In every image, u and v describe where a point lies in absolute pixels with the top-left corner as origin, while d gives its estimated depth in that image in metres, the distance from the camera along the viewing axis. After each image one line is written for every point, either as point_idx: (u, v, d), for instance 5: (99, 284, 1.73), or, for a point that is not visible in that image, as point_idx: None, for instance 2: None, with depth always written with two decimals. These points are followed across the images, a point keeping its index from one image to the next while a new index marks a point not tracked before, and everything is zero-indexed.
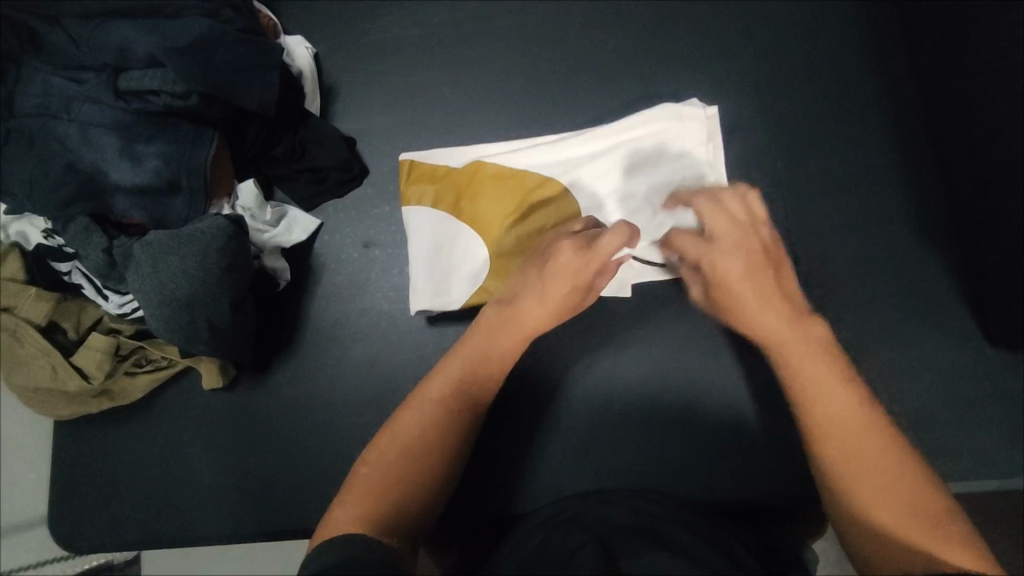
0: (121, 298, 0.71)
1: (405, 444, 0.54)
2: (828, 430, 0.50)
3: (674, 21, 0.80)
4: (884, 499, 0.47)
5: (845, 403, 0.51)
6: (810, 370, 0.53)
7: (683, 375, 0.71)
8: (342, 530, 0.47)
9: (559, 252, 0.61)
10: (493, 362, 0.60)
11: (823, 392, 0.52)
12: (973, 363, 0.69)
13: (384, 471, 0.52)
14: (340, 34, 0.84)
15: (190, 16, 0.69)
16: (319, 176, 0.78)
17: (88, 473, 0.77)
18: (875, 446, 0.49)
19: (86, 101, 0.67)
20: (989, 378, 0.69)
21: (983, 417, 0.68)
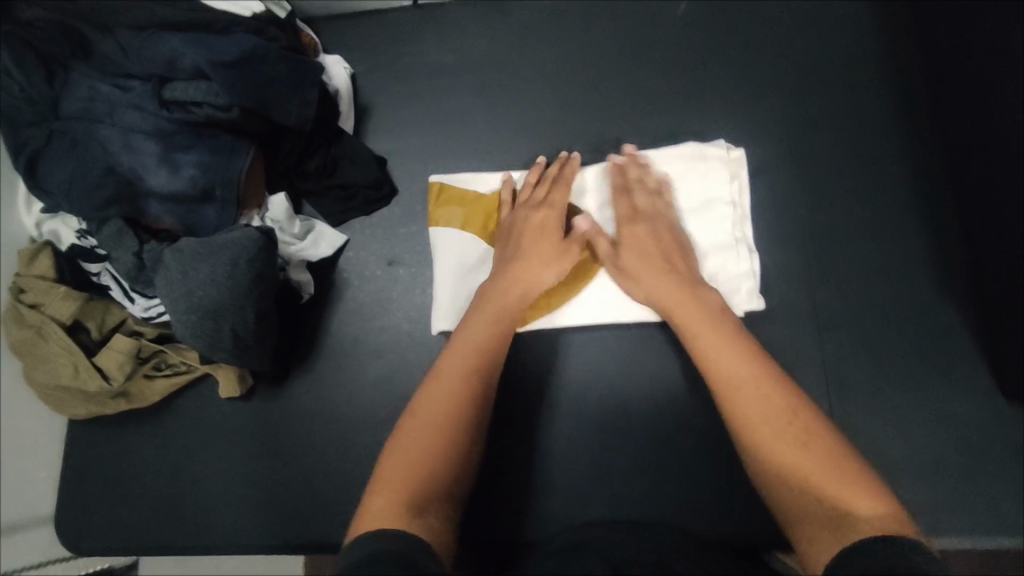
0: (147, 302, 0.72)
1: (424, 419, 0.57)
2: (754, 425, 0.56)
3: (704, 63, 0.82)
4: (812, 480, 0.52)
5: (763, 407, 0.56)
6: (726, 366, 0.60)
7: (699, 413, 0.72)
8: (383, 520, 0.48)
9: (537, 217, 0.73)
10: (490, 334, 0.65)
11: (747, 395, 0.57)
12: (994, 418, 0.69)
13: (408, 454, 0.55)
14: (378, 55, 0.86)
15: (237, 33, 0.71)
16: (349, 193, 0.79)
17: (100, 473, 0.77)
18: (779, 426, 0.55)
19: (130, 108, 0.68)
20: (1004, 433, 0.69)
21: (996, 472, 0.68)
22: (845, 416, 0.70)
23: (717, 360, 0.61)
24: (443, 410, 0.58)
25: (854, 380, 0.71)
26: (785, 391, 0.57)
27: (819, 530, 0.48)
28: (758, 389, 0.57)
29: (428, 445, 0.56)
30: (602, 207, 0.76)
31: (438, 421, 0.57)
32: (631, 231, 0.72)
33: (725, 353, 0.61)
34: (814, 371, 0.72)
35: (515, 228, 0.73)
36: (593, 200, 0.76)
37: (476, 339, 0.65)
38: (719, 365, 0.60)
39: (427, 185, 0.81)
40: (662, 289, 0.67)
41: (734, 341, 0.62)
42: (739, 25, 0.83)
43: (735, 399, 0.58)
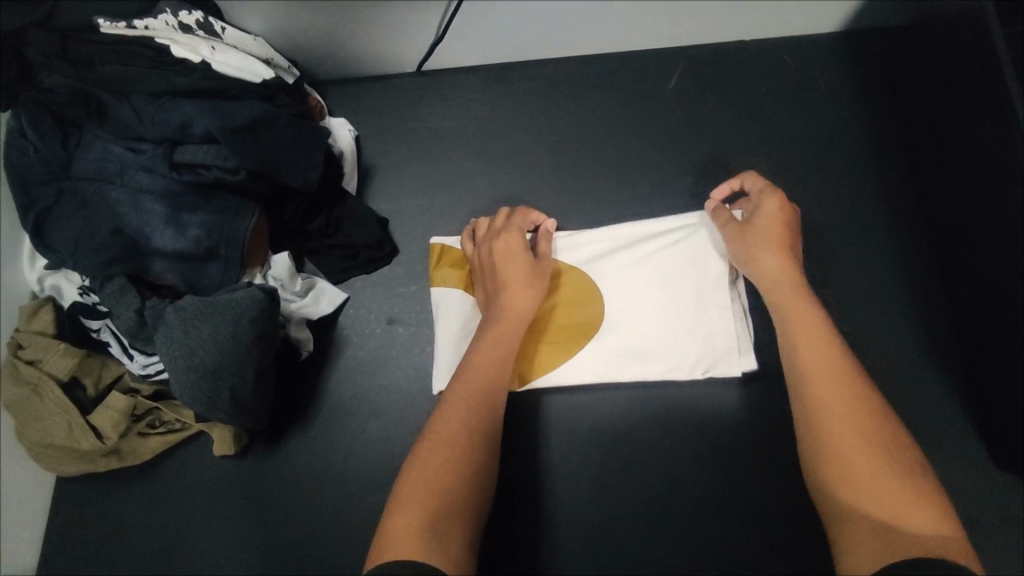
0: (146, 358, 0.72)
1: (439, 450, 0.58)
2: (826, 412, 0.57)
3: (696, 132, 0.86)
4: (869, 483, 0.52)
5: (841, 411, 0.56)
6: (810, 362, 0.60)
7: (693, 472, 0.73)
8: (404, 549, 0.50)
9: (509, 241, 0.74)
10: (496, 355, 0.67)
11: (826, 395, 0.58)
12: (983, 483, 0.72)
13: (428, 479, 0.56)
14: (382, 119, 0.89)
15: (247, 100, 0.73)
16: (351, 253, 0.81)
17: (88, 532, 0.76)
18: (847, 432, 0.55)
19: (140, 170, 0.70)
20: (990, 496, 0.72)
21: (981, 534, 0.71)
22: None
23: (799, 354, 0.61)
24: (453, 439, 0.59)
25: None
26: (859, 392, 0.57)
27: (866, 534, 0.51)
28: (837, 381, 0.58)
29: (450, 477, 0.57)
30: (599, 271, 0.80)
31: (455, 454, 0.58)
32: (765, 207, 0.71)
33: (807, 347, 0.61)
34: None
35: (498, 259, 0.73)
36: (589, 253, 0.80)
37: (483, 365, 0.65)
38: (799, 352, 0.61)
39: (427, 246, 0.83)
40: (772, 265, 0.67)
41: (819, 338, 0.61)
42: (728, 97, 0.88)
43: (809, 385, 0.59)
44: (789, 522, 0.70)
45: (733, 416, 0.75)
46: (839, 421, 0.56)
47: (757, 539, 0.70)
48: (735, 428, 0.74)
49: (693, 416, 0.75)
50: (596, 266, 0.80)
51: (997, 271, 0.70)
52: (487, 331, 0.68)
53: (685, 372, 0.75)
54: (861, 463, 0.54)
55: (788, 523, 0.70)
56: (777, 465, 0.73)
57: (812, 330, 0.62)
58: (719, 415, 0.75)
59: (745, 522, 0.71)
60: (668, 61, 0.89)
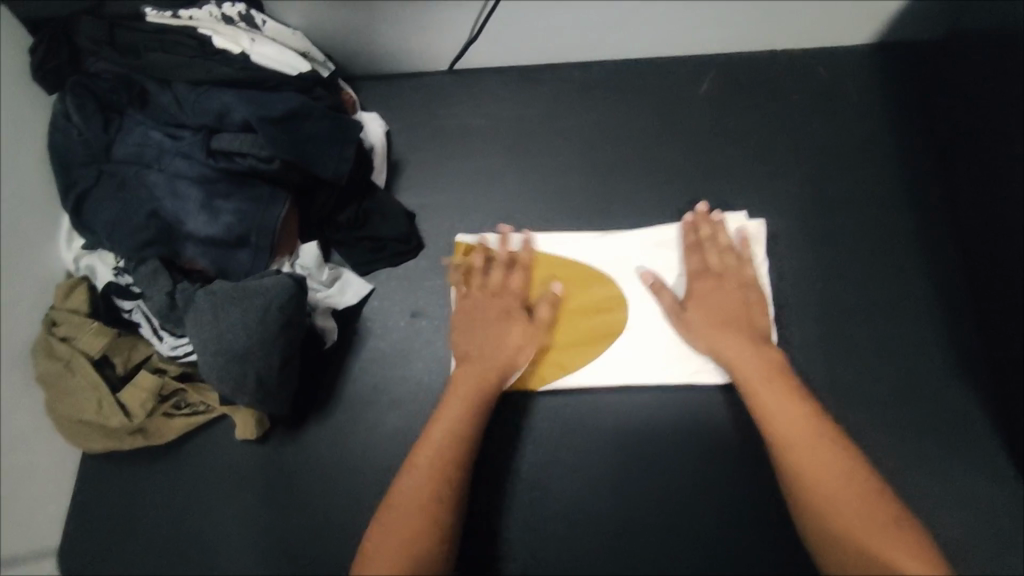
0: (176, 341, 0.73)
1: (414, 493, 0.65)
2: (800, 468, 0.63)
3: (724, 139, 0.87)
4: (851, 522, 0.59)
5: (825, 459, 0.63)
6: (784, 414, 0.66)
7: (710, 475, 0.75)
8: None
9: (495, 283, 0.78)
10: (458, 419, 0.70)
11: (804, 443, 0.64)
12: (1001, 499, 0.73)
13: (399, 521, 0.63)
14: (413, 115, 0.91)
15: (285, 91, 0.75)
16: (378, 245, 0.82)
17: (110, 509, 0.77)
18: (833, 476, 0.62)
19: (178, 156, 0.71)
20: (1008, 512, 0.72)
21: (997, 548, 0.72)
22: None
23: (774, 405, 0.67)
24: (423, 513, 0.64)
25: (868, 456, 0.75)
26: (833, 440, 0.65)
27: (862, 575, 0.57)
28: (806, 428, 0.65)
29: (422, 519, 0.64)
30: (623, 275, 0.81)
31: (426, 496, 0.65)
32: (702, 285, 0.76)
33: (772, 410, 0.67)
34: None
35: (484, 302, 0.77)
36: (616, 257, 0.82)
37: (455, 409, 0.71)
38: (773, 416, 0.67)
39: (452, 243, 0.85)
40: (726, 341, 0.72)
41: (786, 388, 0.68)
42: (759, 105, 0.88)
43: (785, 437, 0.65)
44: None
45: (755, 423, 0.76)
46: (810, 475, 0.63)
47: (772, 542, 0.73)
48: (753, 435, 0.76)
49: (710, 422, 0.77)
50: (621, 268, 0.81)
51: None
52: (451, 395, 0.72)
53: (708, 376, 0.77)
54: (845, 503, 0.61)
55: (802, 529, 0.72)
56: None
57: (774, 394, 0.68)
58: (735, 421, 0.76)
59: (758, 526, 0.73)
60: (699, 67, 0.89)
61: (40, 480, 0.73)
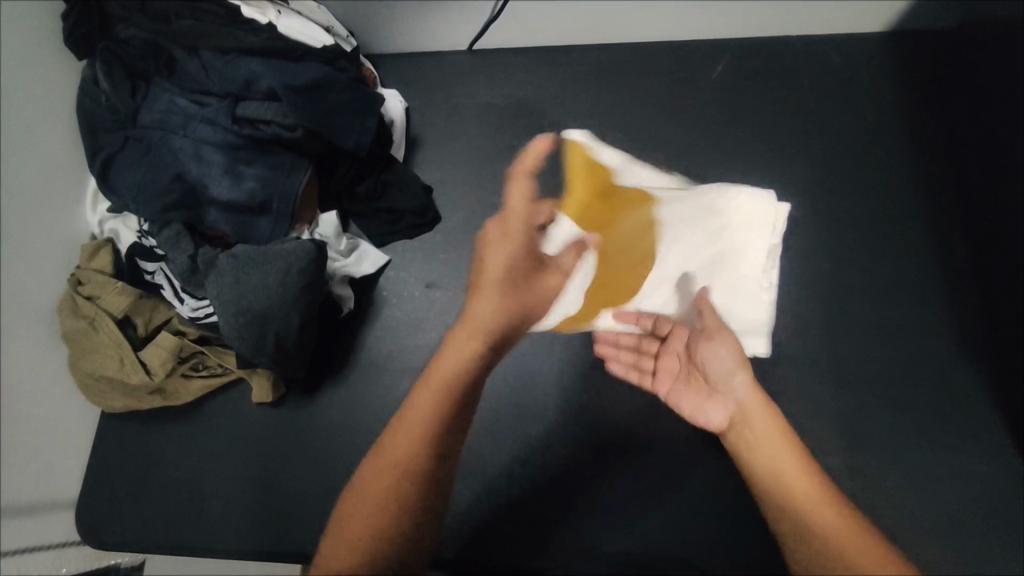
0: (196, 302, 0.75)
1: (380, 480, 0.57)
2: (771, 477, 0.61)
3: (737, 122, 0.88)
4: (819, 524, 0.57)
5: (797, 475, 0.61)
6: (761, 432, 0.64)
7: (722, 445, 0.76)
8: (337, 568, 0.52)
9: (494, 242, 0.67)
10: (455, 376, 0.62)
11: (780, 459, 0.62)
12: (1007, 477, 0.74)
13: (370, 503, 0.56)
14: (431, 92, 0.92)
15: (310, 62, 0.76)
16: (395, 217, 0.84)
17: (128, 467, 0.79)
18: (810, 492, 0.59)
19: (204, 122, 0.72)
20: (1013, 490, 0.73)
21: (1002, 525, 0.72)
22: (858, 464, 0.75)
23: (754, 424, 0.65)
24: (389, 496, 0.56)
25: (871, 433, 0.76)
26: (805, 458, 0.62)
27: None
28: (787, 445, 0.63)
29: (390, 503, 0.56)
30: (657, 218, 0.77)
31: (398, 480, 0.57)
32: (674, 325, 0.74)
33: (756, 441, 0.64)
34: (837, 417, 0.77)
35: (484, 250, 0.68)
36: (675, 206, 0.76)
37: (444, 373, 0.62)
38: (752, 437, 0.64)
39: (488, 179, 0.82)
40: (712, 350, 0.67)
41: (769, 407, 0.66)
42: (772, 90, 0.89)
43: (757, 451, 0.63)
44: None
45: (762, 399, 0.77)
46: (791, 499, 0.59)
47: None
48: None
49: None
50: (668, 216, 0.76)
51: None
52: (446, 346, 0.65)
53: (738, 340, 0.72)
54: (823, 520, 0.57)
55: None
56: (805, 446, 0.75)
57: (763, 421, 0.65)
58: None
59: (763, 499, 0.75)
60: (714, 50, 0.91)
61: (60, 435, 0.74)
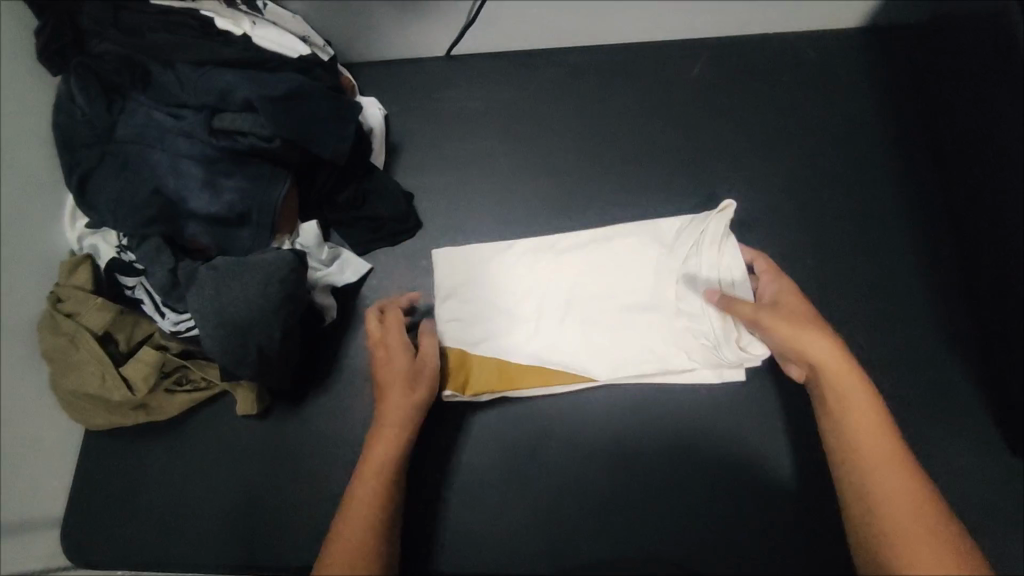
0: (178, 316, 0.74)
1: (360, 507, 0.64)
2: (869, 464, 0.63)
3: (716, 120, 0.88)
4: (910, 528, 0.60)
5: (890, 467, 0.63)
6: (860, 414, 0.65)
7: (698, 437, 0.79)
8: None
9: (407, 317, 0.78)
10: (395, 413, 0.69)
11: (871, 442, 0.64)
12: (984, 463, 0.75)
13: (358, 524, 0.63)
14: (411, 99, 0.92)
15: (286, 72, 0.76)
16: (376, 224, 0.84)
17: (113, 483, 0.79)
18: (898, 485, 0.62)
19: (180, 135, 0.71)
20: (989, 476, 0.75)
21: (979, 511, 0.74)
22: None
23: (848, 400, 0.65)
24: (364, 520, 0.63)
25: None
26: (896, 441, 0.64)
27: None
28: (881, 428, 0.64)
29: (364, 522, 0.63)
30: (680, 266, 0.82)
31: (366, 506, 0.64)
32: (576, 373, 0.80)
33: (856, 412, 0.65)
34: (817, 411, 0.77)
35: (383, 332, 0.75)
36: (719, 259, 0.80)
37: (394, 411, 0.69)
38: (857, 417, 0.65)
39: (450, 257, 0.84)
40: (806, 340, 0.67)
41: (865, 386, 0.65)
42: (750, 88, 0.89)
43: (854, 426, 0.65)
44: (780, 495, 0.77)
45: (733, 395, 0.80)
46: (872, 457, 0.63)
47: (755, 502, 0.77)
48: (737, 404, 0.80)
49: (691, 394, 0.80)
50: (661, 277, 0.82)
51: (1022, 271, 0.72)
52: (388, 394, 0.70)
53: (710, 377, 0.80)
54: (908, 517, 0.60)
55: (774, 494, 0.77)
56: (772, 438, 0.79)
57: (858, 394, 0.65)
58: (715, 395, 0.80)
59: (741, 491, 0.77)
60: (691, 50, 0.91)
61: (42, 453, 0.74)
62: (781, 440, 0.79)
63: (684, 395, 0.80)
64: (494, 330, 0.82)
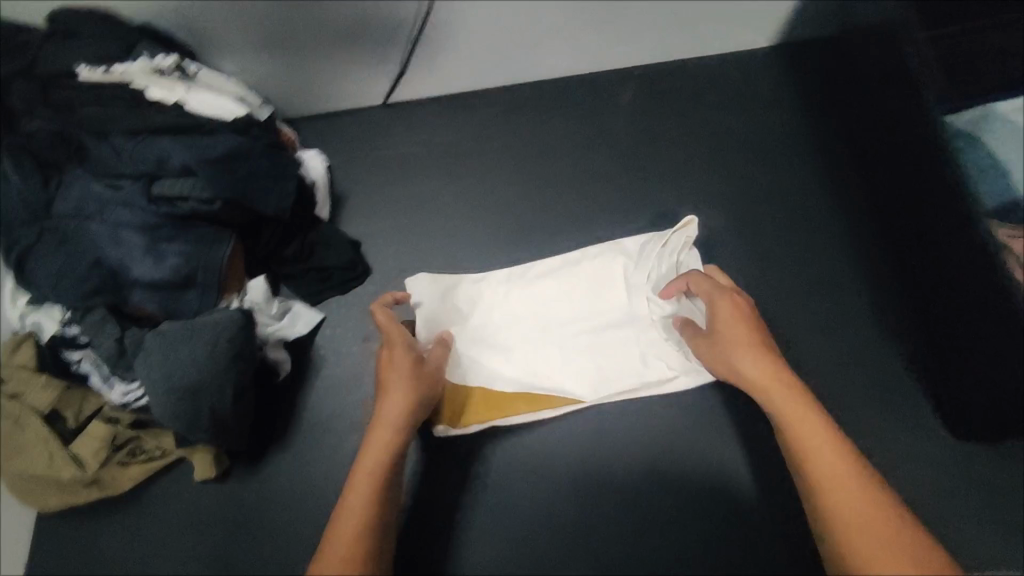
0: (127, 386, 0.73)
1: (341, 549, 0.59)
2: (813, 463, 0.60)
3: (649, 145, 0.92)
4: (857, 521, 0.56)
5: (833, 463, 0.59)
6: (796, 413, 0.62)
7: (659, 454, 0.80)
8: None
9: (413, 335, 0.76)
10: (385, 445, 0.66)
11: (812, 438, 0.61)
12: (930, 453, 0.78)
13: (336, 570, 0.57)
14: (353, 149, 0.94)
15: (224, 133, 0.77)
16: (325, 274, 0.85)
17: (70, 562, 0.77)
18: (843, 478, 0.58)
19: (120, 205, 0.71)
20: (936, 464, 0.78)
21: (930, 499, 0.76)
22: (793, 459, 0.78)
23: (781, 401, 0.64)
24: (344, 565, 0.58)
25: None
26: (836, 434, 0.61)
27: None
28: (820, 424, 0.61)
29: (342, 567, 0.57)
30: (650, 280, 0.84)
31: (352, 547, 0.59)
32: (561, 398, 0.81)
33: (796, 414, 0.62)
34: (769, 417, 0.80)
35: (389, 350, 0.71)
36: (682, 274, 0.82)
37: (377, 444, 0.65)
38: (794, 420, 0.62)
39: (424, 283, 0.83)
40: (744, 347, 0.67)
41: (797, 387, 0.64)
42: (678, 111, 0.93)
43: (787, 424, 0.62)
44: (745, 503, 0.78)
45: (692, 408, 0.81)
46: (817, 454, 0.60)
47: (721, 514, 0.78)
48: (695, 417, 0.81)
49: (649, 412, 0.81)
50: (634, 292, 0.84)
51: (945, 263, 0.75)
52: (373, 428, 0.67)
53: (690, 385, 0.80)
54: (861, 510, 0.57)
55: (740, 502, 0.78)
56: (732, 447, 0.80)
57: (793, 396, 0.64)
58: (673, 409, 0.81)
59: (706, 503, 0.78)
60: (619, 79, 0.95)
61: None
62: (741, 451, 0.80)
63: (643, 413, 0.81)
64: (481, 357, 0.83)
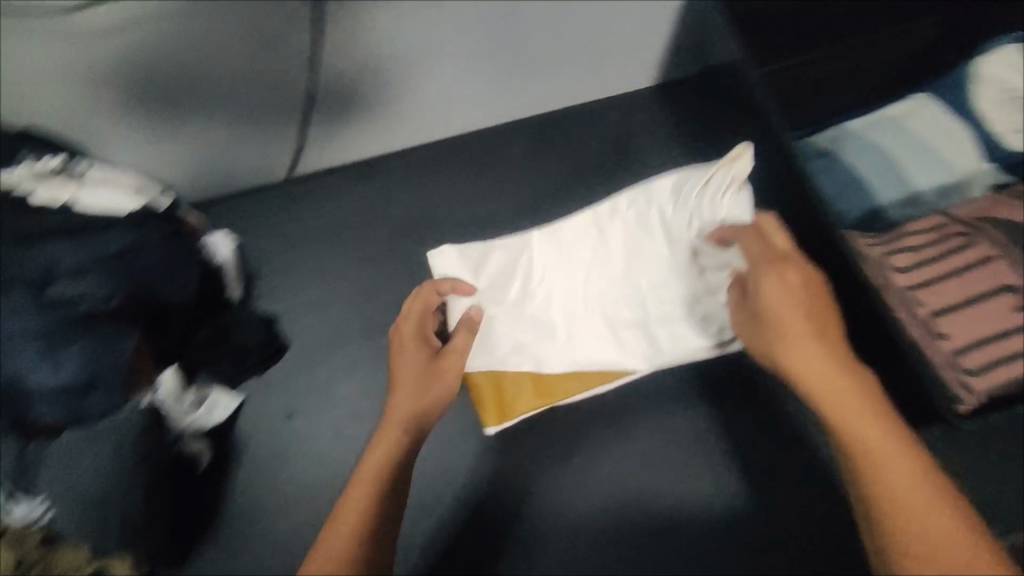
0: (31, 503, 0.70)
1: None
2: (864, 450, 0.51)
3: (548, 189, 0.96)
4: (911, 515, 0.47)
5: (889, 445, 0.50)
6: (838, 393, 0.53)
7: (583, 489, 0.82)
8: None
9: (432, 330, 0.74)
10: (371, 473, 0.61)
11: (857, 417, 0.52)
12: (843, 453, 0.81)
13: None
14: (260, 225, 0.94)
15: (119, 228, 0.76)
16: (240, 355, 0.84)
17: None
18: (896, 460, 0.49)
19: (12, 313, 0.68)
20: None
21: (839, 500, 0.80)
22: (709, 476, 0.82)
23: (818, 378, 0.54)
24: None
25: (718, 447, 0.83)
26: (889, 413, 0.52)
27: None
28: (870, 406, 0.52)
29: None
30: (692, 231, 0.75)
31: None
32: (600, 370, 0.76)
33: (841, 395, 0.53)
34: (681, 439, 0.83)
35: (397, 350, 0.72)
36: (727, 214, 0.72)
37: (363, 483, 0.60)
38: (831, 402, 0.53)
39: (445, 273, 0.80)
40: (784, 313, 0.58)
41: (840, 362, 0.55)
42: (573, 153, 0.97)
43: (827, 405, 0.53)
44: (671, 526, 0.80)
45: (613, 440, 0.84)
46: (867, 437, 0.51)
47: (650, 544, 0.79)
48: (615, 449, 0.84)
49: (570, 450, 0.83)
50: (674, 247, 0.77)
51: None
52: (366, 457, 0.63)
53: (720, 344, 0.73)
54: (919, 498, 0.48)
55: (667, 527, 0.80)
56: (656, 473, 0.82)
57: (838, 372, 0.54)
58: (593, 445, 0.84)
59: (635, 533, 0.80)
60: (516, 127, 0.98)
61: None
62: (663, 474, 0.83)
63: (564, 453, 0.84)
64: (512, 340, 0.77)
